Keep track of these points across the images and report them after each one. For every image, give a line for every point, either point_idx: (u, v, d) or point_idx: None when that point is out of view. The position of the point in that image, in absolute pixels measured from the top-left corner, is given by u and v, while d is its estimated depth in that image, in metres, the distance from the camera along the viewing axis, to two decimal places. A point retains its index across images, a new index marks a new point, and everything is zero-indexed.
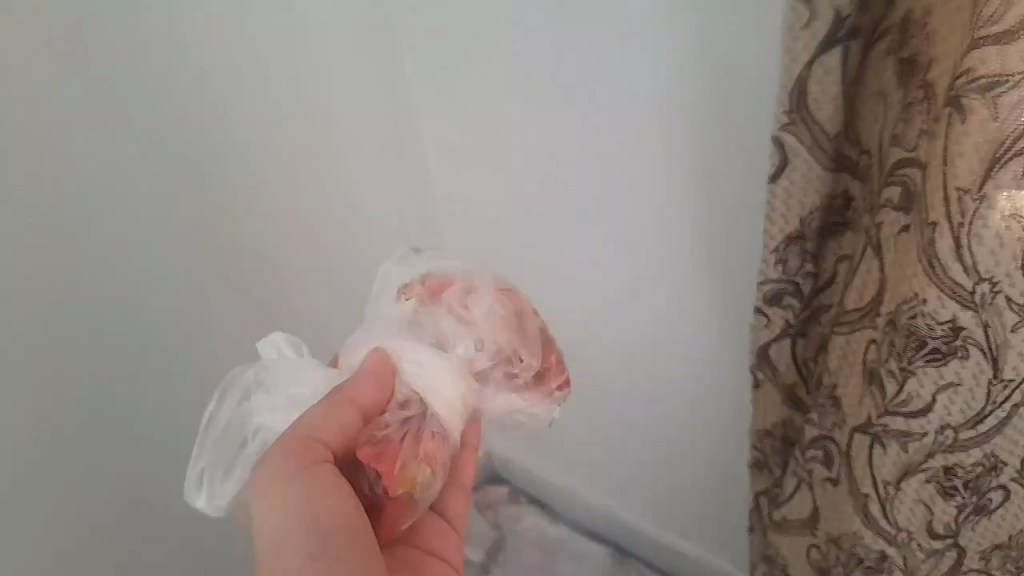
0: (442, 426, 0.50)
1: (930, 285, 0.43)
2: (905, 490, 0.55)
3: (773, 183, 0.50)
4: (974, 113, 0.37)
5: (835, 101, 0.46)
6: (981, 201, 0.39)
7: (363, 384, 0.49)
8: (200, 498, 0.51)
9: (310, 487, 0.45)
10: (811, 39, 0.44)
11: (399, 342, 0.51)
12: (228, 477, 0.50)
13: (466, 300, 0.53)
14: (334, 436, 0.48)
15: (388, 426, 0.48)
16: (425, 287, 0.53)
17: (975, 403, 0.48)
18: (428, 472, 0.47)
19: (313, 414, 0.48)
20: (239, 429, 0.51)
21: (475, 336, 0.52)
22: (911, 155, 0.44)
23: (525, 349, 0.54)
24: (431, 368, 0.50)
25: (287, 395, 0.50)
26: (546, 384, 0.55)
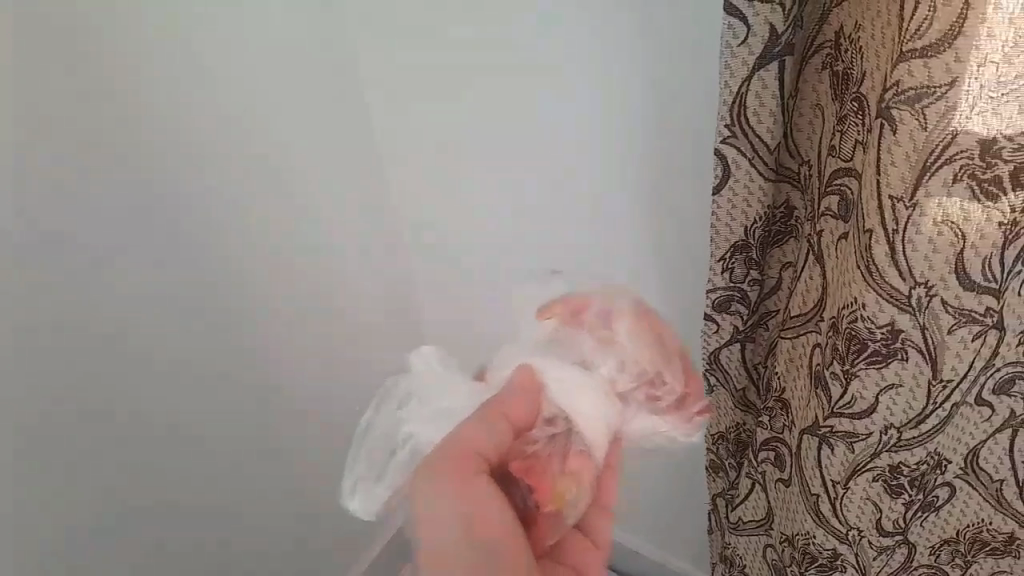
0: (581, 445, 0.57)
1: (868, 289, 0.45)
2: (853, 489, 0.56)
3: (716, 194, 0.51)
4: (903, 123, 0.38)
5: (773, 113, 0.47)
6: (913, 208, 0.41)
7: (518, 404, 0.58)
8: (353, 499, 0.65)
9: (472, 498, 0.55)
10: (748, 55, 0.45)
11: (542, 365, 0.59)
12: (379, 481, 0.63)
13: (607, 325, 0.62)
14: (491, 451, 0.57)
15: (533, 442, 0.58)
16: (564, 310, 0.63)
17: (917, 404, 0.49)
18: (571, 486, 0.57)
19: (466, 430, 0.57)
20: (391, 439, 0.63)
21: (619, 359, 0.60)
22: (848, 165, 0.46)
23: (666, 371, 0.62)
24: (577, 389, 0.58)
25: (434, 410, 0.62)
26: (687, 410, 0.62)
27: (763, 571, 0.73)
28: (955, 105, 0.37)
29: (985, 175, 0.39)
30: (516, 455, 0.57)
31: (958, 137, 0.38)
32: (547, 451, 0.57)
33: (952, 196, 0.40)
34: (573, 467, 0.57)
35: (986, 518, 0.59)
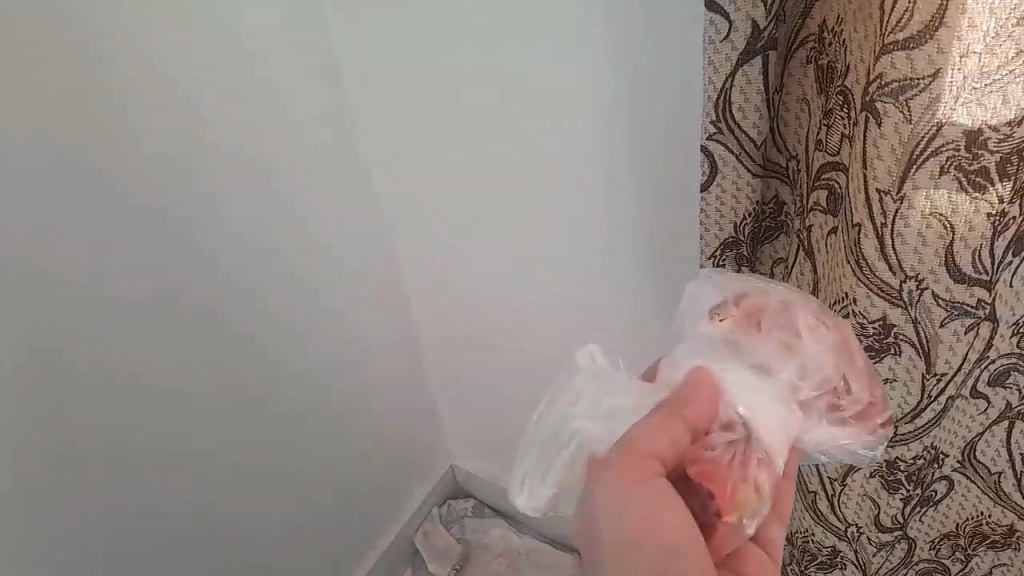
0: (763, 453, 0.44)
1: (859, 284, 0.44)
2: (850, 485, 0.56)
3: (704, 190, 0.51)
4: (889, 116, 0.38)
5: (758, 108, 0.46)
6: (900, 202, 0.40)
7: (698, 401, 0.44)
8: (521, 499, 0.49)
9: (649, 496, 0.41)
10: (731, 50, 0.44)
11: (720, 364, 0.45)
12: (544, 481, 0.48)
13: (786, 314, 0.46)
14: (670, 455, 0.42)
15: (714, 446, 0.44)
16: (744, 307, 0.46)
17: (912, 398, 0.49)
18: (755, 494, 0.44)
19: (641, 426, 0.43)
20: (556, 436, 0.48)
21: (801, 362, 0.45)
22: (836, 159, 0.45)
23: (856, 377, 0.46)
24: (756, 393, 0.44)
25: (607, 407, 0.47)
26: (871, 420, 0.47)
27: None
28: (938, 96, 0.36)
29: (971, 166, 0.39)
30: (696, 463, 0.43)
31: (944, 128, 0.38)
32: (729, 455, 0.43)
33: (939, 188, 0.40)
34: (756, 477, 0.43)
35: (984, 511, 0.57)
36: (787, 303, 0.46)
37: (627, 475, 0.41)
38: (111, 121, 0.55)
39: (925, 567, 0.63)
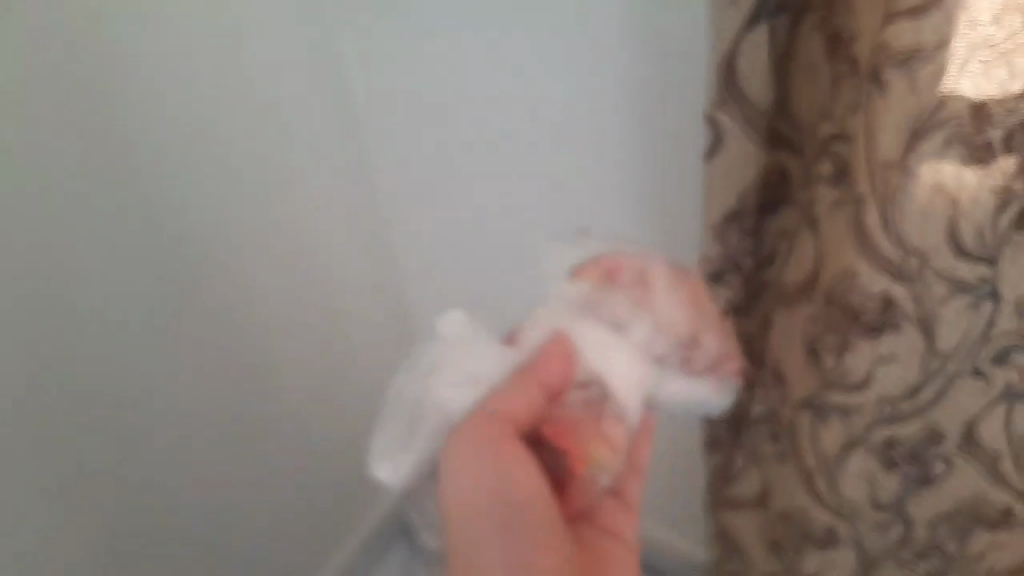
0: (615, 408, 0.52)
1: (861, 260, 0.44)
2: (849, 461, 0.55)
3: (709, 159, 0.50)
4: (893, 85, 0.37)
5: (764, 77, 0.45)
6: (905, 175, 0.40)
7: (551, 366, 0.52)
8: (384, 468, 0.54)
9: (501, 463, 0.49)
10: (739, 15, 0.43)
11: (574, 326, 0.54)
12: (410, 448, 0.53)
13: (640, 282, 0.57)
14: (523, 417, 0.51)
15: (570, 405, 0.52)
16: (597, 271, 0.57)
17: (911, 375, 0.49)
18: (604, 449, 0.52)
19: (502, 392, 0.51)
20: (417, 403, 0.54)
21: (655, 316, 0.55)
22: (840, 131, 0.44)
23: (704, 333, 0.57)
24: (610, 351, 0.53)
25: (470, 374, 0.53)
26: (719, 373, 0.57)
27: (760, 552, 0.72)
28: (943, 66, 0.36)
29: (976, 140, 0.38)
30: (548, 421, 0.52)
31: (947, 101, 0.37)
32: (585, 414, 0.52)
33: (944, 162, 0.39)
34: (610, 432, 0.52)
35: (981, 492, 0.58)
36: (642, 271, 0.58)
37: (480, 444, 0.49)
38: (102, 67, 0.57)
39: (920, 550, 0.63)
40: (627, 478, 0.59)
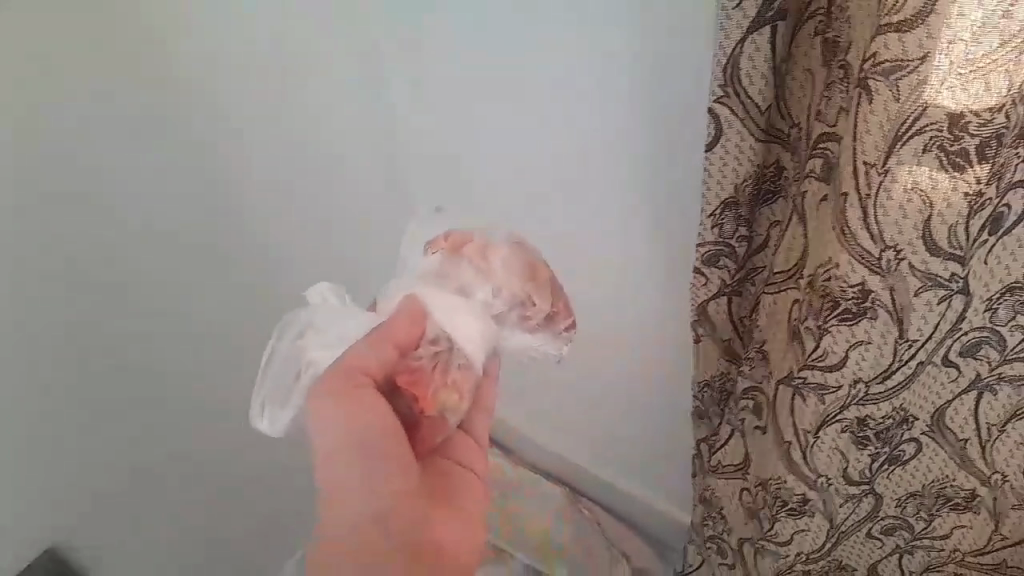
0: (458, 358, 0.72)
1: (842, 252, 0.47)
2: (823, 436, 0.59)
3: (708, 151, 0.54)
4: (879, 94, 0.40)
5: (764, 75, 0.49)
6: (884, 175, 0.43)
7: (403, 328, 0.71)
8: (264, 423, 0.81)
9: (354, 403, 0.70)
10: (743, 18, 0.47)
11: (423, 292, 0.71)
12: (285, 405, 0.77)
13: (482, 251, 0.72)
14: (376, 368, 0.70)
15: (420, 358, 0.70)
16: (448, 244, 0.73)
17: (884, 359, 0.52)
18: (449, 392, 0.73)
19: (359, 348, 0.71)
20: (297, 361, 0.75)
21: (494, 284, 0.71)
22: (831, 129, 0.47)
23: (537, 295, 0.77)
24: (455, 308, 0.70)
25: (337, 337, 0.73)
26: (550, 321, 0.81)
27: (738, 514, 0.77)
28: (926, 78, 0.39)
29: (952, 147, 0.41)
30: (404, 371, 0.70)
31: (928, 111, 0.40)
32: (432, 364, 0.71)
33: (921, 165, 0.42)
34: (450, 377, 0.72)
35: (949, 474, 0.63)
36: (486, 245, 0.73)
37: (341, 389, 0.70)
38: None
39: (890, 523, 0.68)
40: (473, 417, 0.76)
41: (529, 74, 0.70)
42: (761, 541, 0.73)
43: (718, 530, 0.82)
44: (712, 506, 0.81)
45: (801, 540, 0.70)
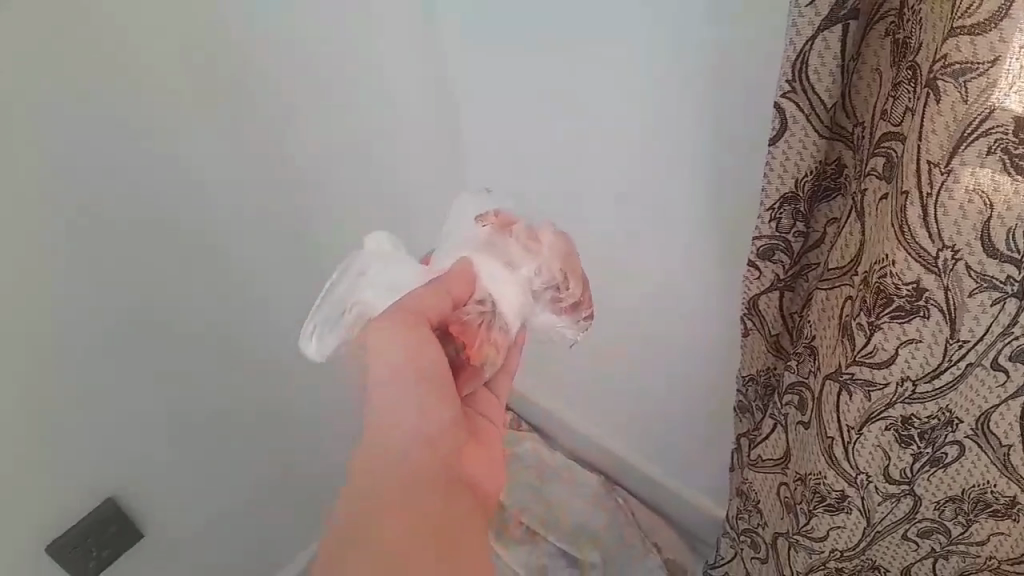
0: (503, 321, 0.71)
1: (900, 249, 0.48)
2: (867, 434, 0.60)
3: (772, 145, 0.55)
4: (947, 95, 0.42)
5: (832, 74, 0.50)
6: (947, 174, 0.44)
7: (460, 280, 0.70)
8: (310, 344, 0.74)
9: (413, 342, 0.66)
10: (815, 15, 0.48)
11: (477, 257, 0.72)
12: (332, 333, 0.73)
13: (528, 235, 0.75)
14: (435, 313, 0.68)
15: (469, 313, 0.70)
16: (498, 221, 0.75)
17: (933, 359, 0.53)
18: (492, 347, 0.73)
19: (420, 293, 0.68)
20: (350, 300, 0.72)
21: (538, 262, 0.73)
22: (896, 129, 0.49)
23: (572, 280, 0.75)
24: (505, 275, 0.71)
25: (391, 282, 0.72)
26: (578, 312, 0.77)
27: (774, 508, 0.79)
28: (995, 82, 0.40)
29: (1017, 151, 0.42)
30: (455, 321, 0.70)
31: (994, 113, 0.41)
32: (479, 321, 0.71)
33: (984, 167, 0.43)
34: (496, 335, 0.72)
35: (990, 480, 0.63)
36: (534, 232, 0.76)
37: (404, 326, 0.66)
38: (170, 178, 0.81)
39: (926, 526, 0.69)
40: (497, 375, 0.79)
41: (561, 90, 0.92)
42: (797, 536, 0.74)
43: (752, 523, 0.84)
44: (749, 499, 0.82)
45: (836, 538, 0.71)
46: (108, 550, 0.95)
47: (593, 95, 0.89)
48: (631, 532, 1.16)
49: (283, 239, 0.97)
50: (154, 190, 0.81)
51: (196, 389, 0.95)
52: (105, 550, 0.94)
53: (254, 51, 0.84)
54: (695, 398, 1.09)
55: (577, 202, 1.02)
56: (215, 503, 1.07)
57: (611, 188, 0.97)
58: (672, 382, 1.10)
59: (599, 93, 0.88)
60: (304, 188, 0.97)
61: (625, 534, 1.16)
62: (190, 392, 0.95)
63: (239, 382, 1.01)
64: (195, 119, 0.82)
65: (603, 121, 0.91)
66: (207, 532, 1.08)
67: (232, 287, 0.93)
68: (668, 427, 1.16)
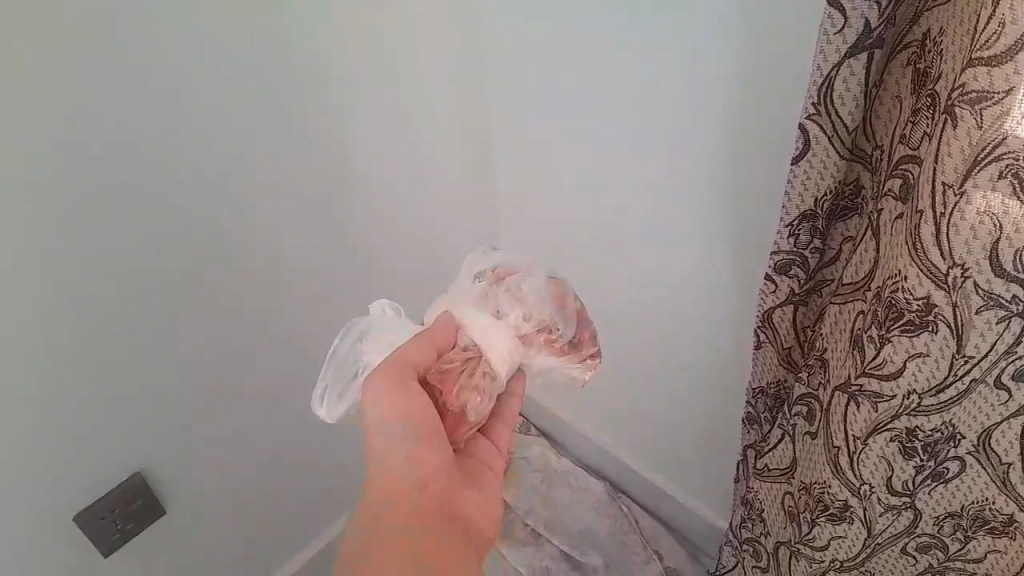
0: (489, 368, 0.70)
1: (914, 266, 0.51)
2: (872, 444, 0.63)
3: (795, 164, 0.59)
4: (963, 120, 0.45)
5: (856, 98, 0.53)
6: (960, 195, 0.47)
7: (416, 355, 0.69)
8: (323, 413, 0.78)
9: (401, 394, 0.67)
10: (842, 42, 0.51)
11: (466, 317, 0.73)
12: (343, 400, 0.77)
13: (495, 307, 0.73)
14: (420, 364, 0.69)
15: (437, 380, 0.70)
16: (495, 275, 0.75)
17: (939, 373, 0.55)
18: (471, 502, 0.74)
19: (407, 349, 0.69)
20: (351, 361, 0.77)
21: (524, 312, 0.72)
22: (913, 152, 0.52)
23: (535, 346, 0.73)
24: (490, 333, 0.71)
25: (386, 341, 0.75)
26: (582, 352, 0.77)
27: (778, 516, 0.81)
28: (1008, 110, 0.43)
29: None
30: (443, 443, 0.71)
31: (1007, 139, 0.44)
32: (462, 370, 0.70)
33: (995, 191, 0.46)
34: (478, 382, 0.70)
35: (989, 497, 0.64)
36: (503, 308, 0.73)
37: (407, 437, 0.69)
38: (185, 149, 0.86)
39: (925, 541, 0.71)
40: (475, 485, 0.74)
41: (575, 77, 1.01)
42: (799, 544, 0.78)
43: (755, 532, 0.86)
44: (754, 509, 0.85)
45: (837, 547, 0.74)
46: (130, 524, 1.06)
47: (606, 85, 0.98)
48: (634, 539, 1.18)
49: (317, 203, 1.05)
50: (172, 168, 0.86)
51: (207, 352, 1.02)
52: (128, 523, 1.05)
53: (283, 29, 0.89)
54: (690, 375, 1.16)
55: (585, 187, 1.11)
56: (222, 458, 1.14)
57: (614, 171, 1.05)
58: (666, 360, 1.18)
59: (610, 82, 0.97)
60: (341, 151, 1.04)
61: (627, 542, 1.18)
62: (199, 355, 1.02)
63: (251, 343, 1.08)
64: (215, 93, 0.86)
65: (615, 107, 0.99)
66: (212, 483, 1.15)
67: (257, 252, 1.01)
68: (660, 402, 1.24)
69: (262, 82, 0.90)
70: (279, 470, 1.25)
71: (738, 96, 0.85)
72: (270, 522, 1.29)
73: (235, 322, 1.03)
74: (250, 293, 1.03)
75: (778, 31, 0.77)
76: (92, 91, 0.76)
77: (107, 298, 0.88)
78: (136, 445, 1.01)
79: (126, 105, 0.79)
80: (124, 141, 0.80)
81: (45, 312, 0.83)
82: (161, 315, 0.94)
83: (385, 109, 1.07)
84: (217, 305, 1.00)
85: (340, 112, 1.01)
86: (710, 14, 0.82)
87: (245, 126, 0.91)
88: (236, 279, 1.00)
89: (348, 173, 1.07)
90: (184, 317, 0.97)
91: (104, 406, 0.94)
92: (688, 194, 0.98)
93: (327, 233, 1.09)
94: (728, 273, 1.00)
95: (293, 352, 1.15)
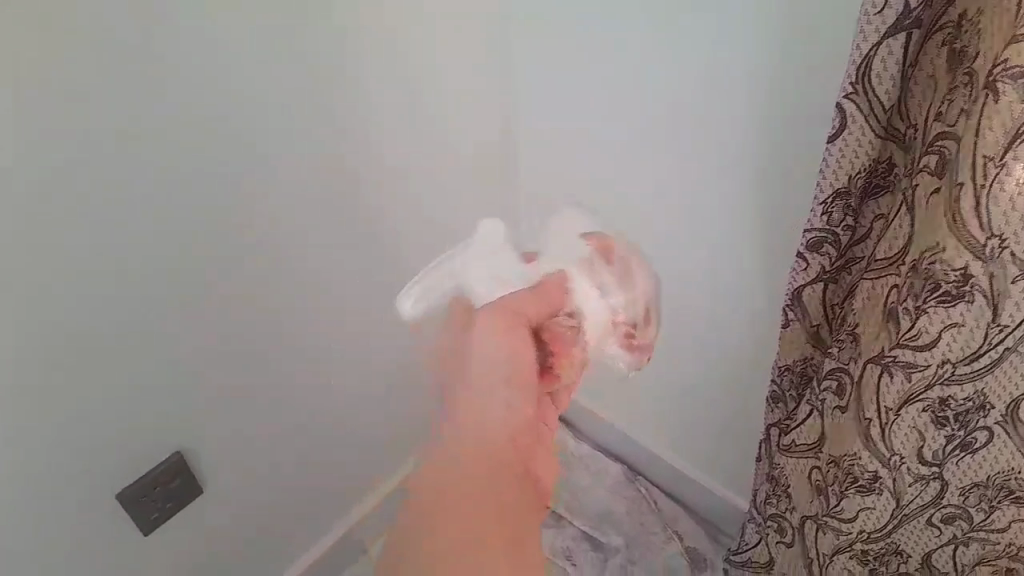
0: None
1: (952, 239, 0.54)
2: (904, 414, 0.66)
3: (830, 143, 0.61)
4: (1005, 96, 0.47)
5: (893, 78, 0.55)
6: (1000, 166, 0.49)
7: None
8: None
9: None
10: (881, 23, 0.53)
11: None
12: None
13: None
14: None
15: None
16: None
17: (974, 342, 0.57)
18: None
19: None
20: None
21: None
22: (949, 129, 0.54)
23: None
24: None
25: None
26: None
27: (805, 491, 0.84)
28: None
29: None
30: None
31: None
32: None
33: None
34: None
35: (1014, 468, 0.65)
36: None
37: None
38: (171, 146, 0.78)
39: (950, 512, 0.73)
40: None
41: (577, 85, 1.03)
42: (826, 517, 0.81)
43: (781, 508, 0.89)
44: (779, 485, 0.87)
45: (865, 518, 0.77)
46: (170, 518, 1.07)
47: (609, 92, 1.00)
48: (656, 521, 1.21)
49: (311, 204, 0.95)
50: (158, 171, 0.78)
51: (186, 371, 0.92)
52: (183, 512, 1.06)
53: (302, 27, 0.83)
54: (707, 382, 1.14)
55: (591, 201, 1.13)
56: None
57: (617, 180, 1.07)
58: (684, 367, 1.16)
59: (612, 89, 0.99)
60: (335, 148, 0.94)
61: (645, 522, 1.21)
62: (195, 375, 0.93)
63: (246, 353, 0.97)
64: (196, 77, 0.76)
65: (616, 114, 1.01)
66: None
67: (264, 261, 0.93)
68: (664, 410, 1.23)
69: (250, 69, 0.81)
70: (283, 493, 1.14)
71: (765, 92, 0.84)
72: (265, 548, 1.17)
73: (233, 334, 0.94)
74: (252, 306, 0.94)
75: (782, 34, 0.79)
76: (83, 82, 0.69)
77: (83, 319, 0.79)
78: (119, 482, 0.92)
79: (126, 107, 0.72)
80: (112, 144, 0.73)
81: (54, 335, 0.78)
82: (139, 331, 0.84)
83: (386, 106, 0.97)
84: (207, 318, 0.91)
85: (339, 108, 0.92)
86: (716, 17, 0.84)
87: (226, 117, 0.81)
88: (231, 289, 0.91)
89: (352, 169, 0.97)
90: (161, 335, 0.87)
91: (59, 438, 0.83)
92: (692, 200, 1.00)
93: (325, 241, 0.99)
94: (753, 270, 0.99)
95: (294, 367, 1.04)
